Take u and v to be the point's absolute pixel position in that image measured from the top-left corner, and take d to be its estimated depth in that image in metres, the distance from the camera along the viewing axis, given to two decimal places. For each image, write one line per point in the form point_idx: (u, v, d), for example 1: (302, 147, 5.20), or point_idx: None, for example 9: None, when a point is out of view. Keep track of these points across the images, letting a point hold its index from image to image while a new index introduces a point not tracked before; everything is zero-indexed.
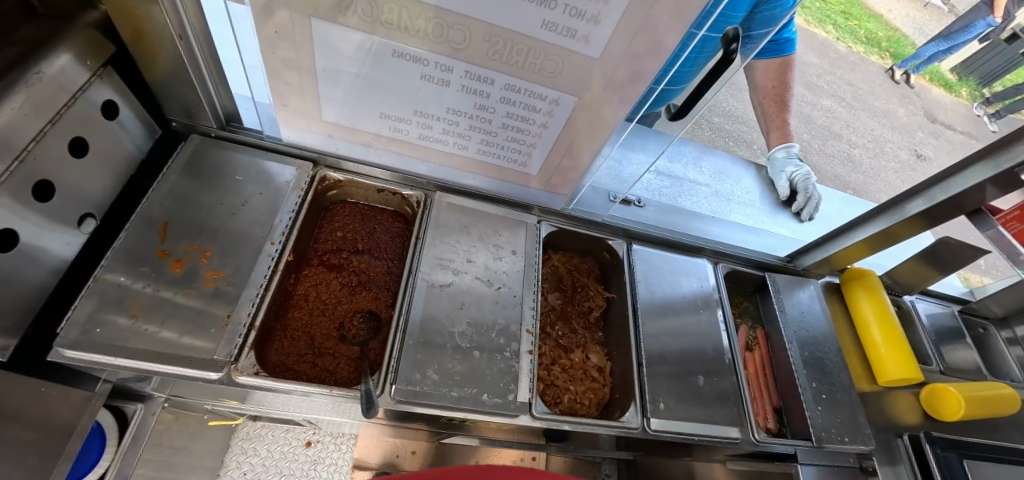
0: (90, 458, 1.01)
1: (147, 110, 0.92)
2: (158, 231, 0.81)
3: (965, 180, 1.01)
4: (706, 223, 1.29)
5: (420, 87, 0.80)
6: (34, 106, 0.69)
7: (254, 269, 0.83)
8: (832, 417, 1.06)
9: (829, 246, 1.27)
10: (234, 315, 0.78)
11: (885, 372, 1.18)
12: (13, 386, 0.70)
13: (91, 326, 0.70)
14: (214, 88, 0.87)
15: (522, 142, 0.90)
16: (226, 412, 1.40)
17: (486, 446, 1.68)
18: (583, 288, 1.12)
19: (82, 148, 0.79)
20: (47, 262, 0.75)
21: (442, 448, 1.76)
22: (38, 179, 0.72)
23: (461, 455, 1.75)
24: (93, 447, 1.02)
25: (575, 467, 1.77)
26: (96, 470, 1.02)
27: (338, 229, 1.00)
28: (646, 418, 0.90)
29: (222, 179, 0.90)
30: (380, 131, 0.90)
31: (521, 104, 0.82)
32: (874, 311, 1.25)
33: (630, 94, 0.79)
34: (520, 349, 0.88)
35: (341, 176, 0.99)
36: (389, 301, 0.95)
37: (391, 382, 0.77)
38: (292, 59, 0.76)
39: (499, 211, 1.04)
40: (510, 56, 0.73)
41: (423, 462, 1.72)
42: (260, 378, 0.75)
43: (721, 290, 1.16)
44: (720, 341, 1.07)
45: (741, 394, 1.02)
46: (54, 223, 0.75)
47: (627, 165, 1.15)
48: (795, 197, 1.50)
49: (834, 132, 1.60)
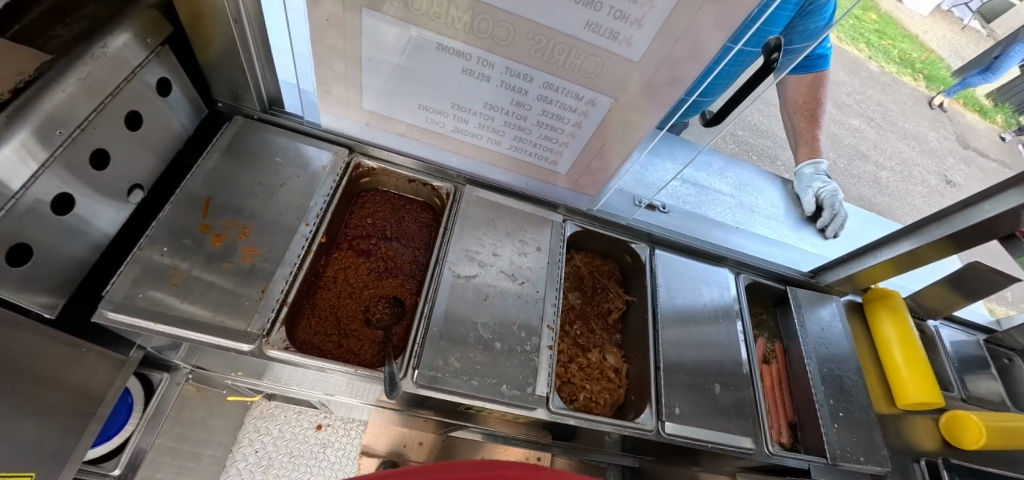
0: (118, 419, 1.05)
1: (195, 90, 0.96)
2: (200, 206, 0.85)
3: (998, 205, 0.99)
4: (729, 233, 1.29)
5: (461, 81, 0.82)
6: (97, 78, 0.73)
7: (288, 248, 0.86)
8: (849, 436, 1.05)
9: (853, 264, 1.26)
10: (268, 291, 0.80)
11: (905, 395, 1.16)
12: (59, 343, 0.74)
13: (135, 291, 0.73)
14: (261, 72, 0.90)
15: (554, 140, 0.91)
16: (244, 389, 1.44)
17: (492, 442, 1.69)
18: (603, 289, 1.13)
19: (135, 122, 0.83)
20: (96, 227, 0.79)
21: (449, 441, 1.77)
22: (95, 148, 0.75)
23: (467, 450, 1.77)
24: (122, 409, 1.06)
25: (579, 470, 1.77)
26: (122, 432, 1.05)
27: (369, 216, 1.03)
28: (661, 422, 0.91)
29: (262, 160, 0.93)
30: (417, 122, 0.93)
31: (557, 102, 0.83)
32: (896, 332, 1.23)
33: (666, 99, 0.80)
34: (540, 344, 0.89)
35: (374, 164, 1.02)
36: (414, 289, 0.97)
37: (414, 366, 0.79)
38: (339, 47, 0.79)
39: (526, 208, 1.06)
40: (551, 55, 0.75)
41: (429, 454, 1.75)
42: (290, 353, 0.78)
43: (741, 301, 1.16)
44: (738, 351, 1.07)
45: (757, 405, 1.02)
46: (106, 192, 0.79)
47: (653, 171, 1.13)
48: (821, 212, 1.50)
49: (862, 152, 1.59)
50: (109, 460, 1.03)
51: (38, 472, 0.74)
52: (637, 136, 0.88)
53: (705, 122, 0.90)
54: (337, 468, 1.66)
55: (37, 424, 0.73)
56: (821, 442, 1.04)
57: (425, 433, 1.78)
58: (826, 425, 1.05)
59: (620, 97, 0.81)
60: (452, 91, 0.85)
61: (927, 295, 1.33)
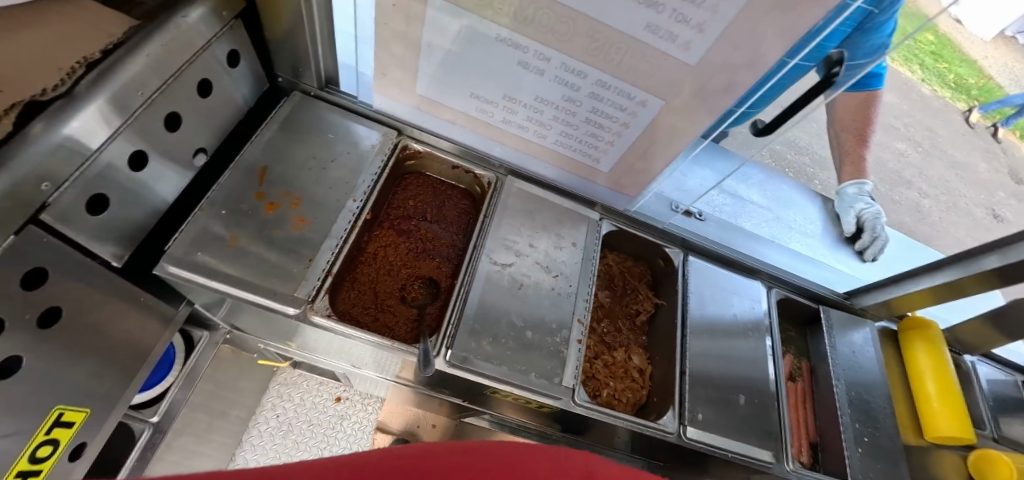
0: (160, 371, 1.11)
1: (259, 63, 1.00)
2: (256, 175, 0.89)
3: None
4: (765, 247, 1.27)
5: (515, 73, 0.83)
6: (178, 46, 0.77)
7: (335, 221, 0.89)
8: (872, 463, 1.03)
9: (892, 289, 1.22)
10: (315, 261, 0.84)
11: (934, 427, 1.13)
12: (120, 291, 0.79)
13: (193, 249, 0.78)
14: (323, 51, 0.94)
15: (600, 138, 0.92)
16: (273, 355, 1.50)
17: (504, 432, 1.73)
18: (633, 290, 1.14)
19: (206, 90, 0.87)
20: (162, 186, 0.84)
21: (461, 427, 1.81)
22: (168, 112, 0.80)
23: (478, 437, 1.79)
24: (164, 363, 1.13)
25: None
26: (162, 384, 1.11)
27: (411, 198, 1.06)
28: (683, 425, 0.91)
29: (317, 135, 0.97)
30: (467, 110, 0.95)
31: (608, 101, 0.84)
32: (930, 363, 1.20)
33: (719, 105, 0.80)
34: (570, 337, 0.91)
35: (420, 148, 1.04)
36: (450, 272, 1.00)
37: (447, 346, 0.82)
38: (401, 32, 0.81)
39: (564, 203, 1.07)
40: (608, 54, 0.75)
41: (442, 435, 1.78)
42: (331, 321, 0.81)
43: (772, 315, 1.15)
44: (765, 365, 1.06)
45: (780, 421, 1.02)
46: (174, 154, 0.84)
47: (692, 178, 1.13)
48: (860, 234, 1.47)
49: (906, 179, 1.54)
50: (149, 407, 1.08)
51: (93, 410, 0.79)
52: (685, 141, 0.88)
53: (756, 132, 0.88)
54: (352, 440, 1.71)
55: (98, 365, 0.78)
56: (842, 464, 1.03)
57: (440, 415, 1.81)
58: (849, 448, 1.04)
59: (675, 99, 0.81)
60: (505, 82, 0.86)
61: (965, 329, 1.29)
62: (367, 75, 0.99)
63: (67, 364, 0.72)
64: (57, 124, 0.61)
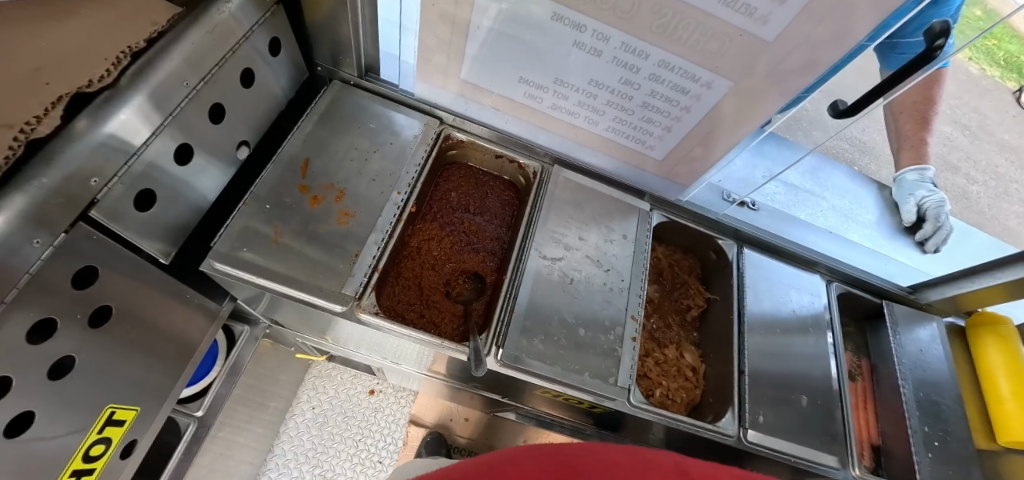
0: (206, 365, 1.11)
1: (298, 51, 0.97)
2: (299, 167, 0.86)
3: None
4: (822, 238, 1.21)
5: (569, 54, 0.78)
6: (220, 33, 0.74)
7: (380, 214, 0.86)
8: (943, 469, 0.97)
9: (963, 283, 1.14)
10: (361, 256, 0.81)
11: (1008, 431, 1.05)
12: (167, 289, 0.77)
13: (239, 245, 0.76)
14: (365, 37, 0.90)
15: (657, 123, 0.86)
16: (309, 348, 1.50)
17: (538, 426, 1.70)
18: (684, 285, 1.08)
19: (248, 80, 0.84)
20: (205, 180, 0.81)
21: (493, 420, 1.80)
22: (212, 103, 0.77)
23: (511, 431, 1.78)
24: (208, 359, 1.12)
25: None
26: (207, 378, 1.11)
27: (453, 189, 1.02)
28: (743, 428, 0.86)
29: (358, 125, 0.93)
30: (513, 96, 0.90)
31: (670, 83, 0.78)
32: (1004, 362, 1.11)
33: (794, 85, 0.73)
34: (624, 334, 0.86)
35: (463, 137, 1.00)
36: (495, 267, 0.96)
37: (499, 344, 0.78)
38: (449, 14, 0.77)
39: (613, 194, 1.02)
40: (675, 31, 0.69)
41: (474, 429, 1.78)
42: (379, 318, 0.78)
43: (832, 310, 1.08)
44: (827, 366, 1.00)
45: (845, 424, 0.95)
46: (217, 147, 0.82)
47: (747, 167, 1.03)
48: (922, 224, 1.38)
49: (952, 164, 1.43)
50: (194, 402, 1.08)
51: (142, 407, 0.78)
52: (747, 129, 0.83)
53: (833, 114, 0.80)
54: (386, 433, 1.71)
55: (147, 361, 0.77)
56: (910, 470, 0.97)
57: (471, 411, 1.81)
58: (918, 452, 0.97)
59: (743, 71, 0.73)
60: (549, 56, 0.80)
61: None
62: (409, 62, 0.95)
63: (119, 361, 0.71)
64: (100, 120, 0.59)
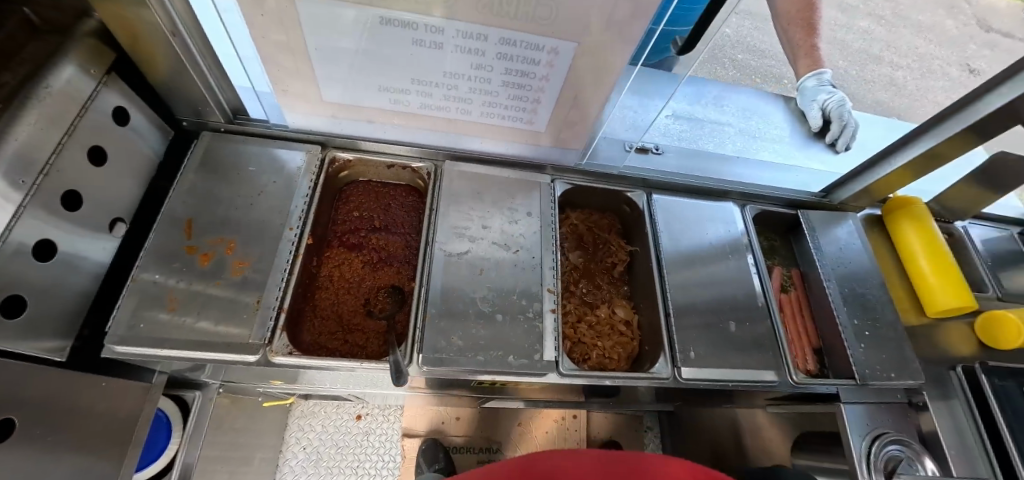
0: (160, 441, 1.10)
1: (157, 111, 0.94)
2: (183, 228, 0.85)
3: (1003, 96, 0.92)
4: (731, 165, 1.25)
5: (415, 53, 0.78)
6: (50, 118, 0.71)
7: (276, 254, 0.85)
8: (877, 354, 1.02)
9: (867, 175, 1.17)
10: (263, 301, 0.80)
11: (934, 303, 1.11)
12: (75, 383, 0.76)
13: (135, 322, 0.75)
14: (217, 82, 0.88)
15: (526, 98, 0.87)
16: (277, 394, 1.49)
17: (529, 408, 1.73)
18: (606, 243, 1.10)
19: (101, 156, 0.81)
20: (87, 267, 0.79)
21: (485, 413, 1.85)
22: (66, 189, 0.74)
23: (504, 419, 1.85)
24: (161, 434, 1.10)
25: (617, 422, 1.92)
26: (169, 451, 1.11)
27: (354, 209, 1.01)
28: (676, 367, 0.89)
29: (237, 171, 0.92)
30: (382, 105, 0.89)
31: (519, 58, 0.78)
32: (921, 240, 1.16)
33: (633, 32, 0.74)
34: (543, 308, 0.88)
35: (349, 156, 0.99)
36: (411, 275, 0.97)
37: (418, 350, 0.80)
38: (284, 42, 0.75)
39: (512, 175, 1.02)
40: (501, 8, 0.69)
41: (468, 426, 1.83)
42: (294, 357, 0.78)
43: (750, 233, 1.12)
44: (752, 287, 1.03)
45: (777, 337, 0.99)
46: (90, 230, 0.79)
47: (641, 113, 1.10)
48: (829, 126, 1.41)
49: (875, 55, 1.46)
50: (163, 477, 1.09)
51: None
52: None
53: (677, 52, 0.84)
54: (383, 452, 1.73)
55: (77, 456, 0.77)
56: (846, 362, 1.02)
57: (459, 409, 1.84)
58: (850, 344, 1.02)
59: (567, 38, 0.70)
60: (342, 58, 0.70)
61: (954, 194, 1.24)
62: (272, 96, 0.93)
63: (41, 466, 0.70)
64: None
